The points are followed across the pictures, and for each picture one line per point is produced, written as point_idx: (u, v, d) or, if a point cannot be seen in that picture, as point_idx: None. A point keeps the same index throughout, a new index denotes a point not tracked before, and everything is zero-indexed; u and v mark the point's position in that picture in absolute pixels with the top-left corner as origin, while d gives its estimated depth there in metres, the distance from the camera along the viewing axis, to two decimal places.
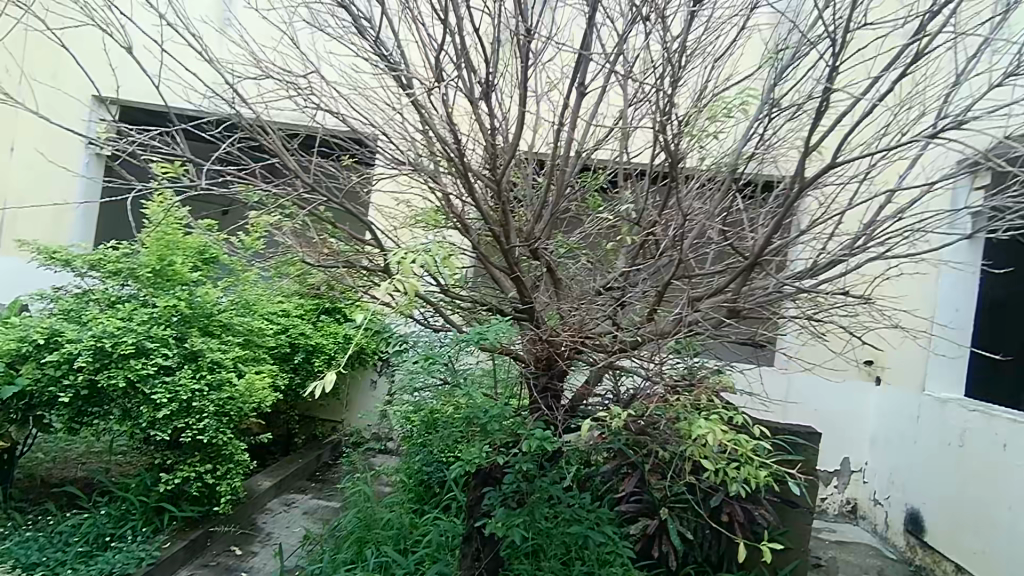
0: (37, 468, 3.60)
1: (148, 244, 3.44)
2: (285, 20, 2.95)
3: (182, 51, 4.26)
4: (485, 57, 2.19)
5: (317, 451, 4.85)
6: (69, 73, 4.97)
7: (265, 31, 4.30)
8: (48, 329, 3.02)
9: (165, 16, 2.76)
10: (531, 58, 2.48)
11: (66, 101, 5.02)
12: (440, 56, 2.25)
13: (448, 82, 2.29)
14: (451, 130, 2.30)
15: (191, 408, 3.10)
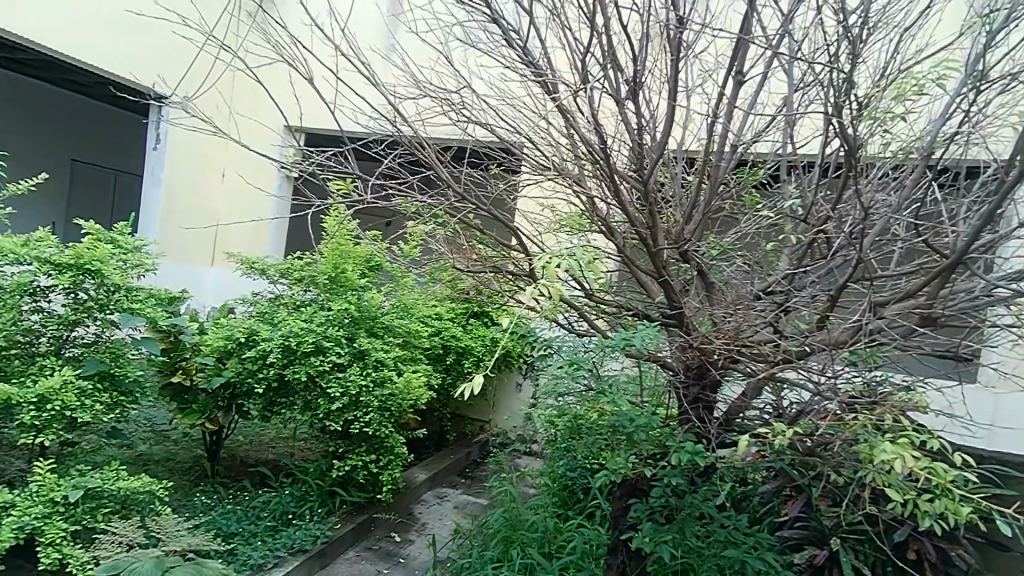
0: (237, 449, 4.19)
1: (326, 254, 3.80)
2: (442, 40, 3.12)
3: (354, 78, 4.73)
4: (634, 55, 2.11)
5: (466, 448, 5.06)
6: (266, 107, 5.79)
7: (423, 53, 4.63)
8: (246, 328, 3.46)
9: (338, 46, 3.03)
10: (681, 51, 2.37)
11: (262, 131, 5.84)
12: (586, 59, 2.21)
13: (594, 83, 2.25)
14: (597, 131, 2.25)
15: (358, 402, 3.43)
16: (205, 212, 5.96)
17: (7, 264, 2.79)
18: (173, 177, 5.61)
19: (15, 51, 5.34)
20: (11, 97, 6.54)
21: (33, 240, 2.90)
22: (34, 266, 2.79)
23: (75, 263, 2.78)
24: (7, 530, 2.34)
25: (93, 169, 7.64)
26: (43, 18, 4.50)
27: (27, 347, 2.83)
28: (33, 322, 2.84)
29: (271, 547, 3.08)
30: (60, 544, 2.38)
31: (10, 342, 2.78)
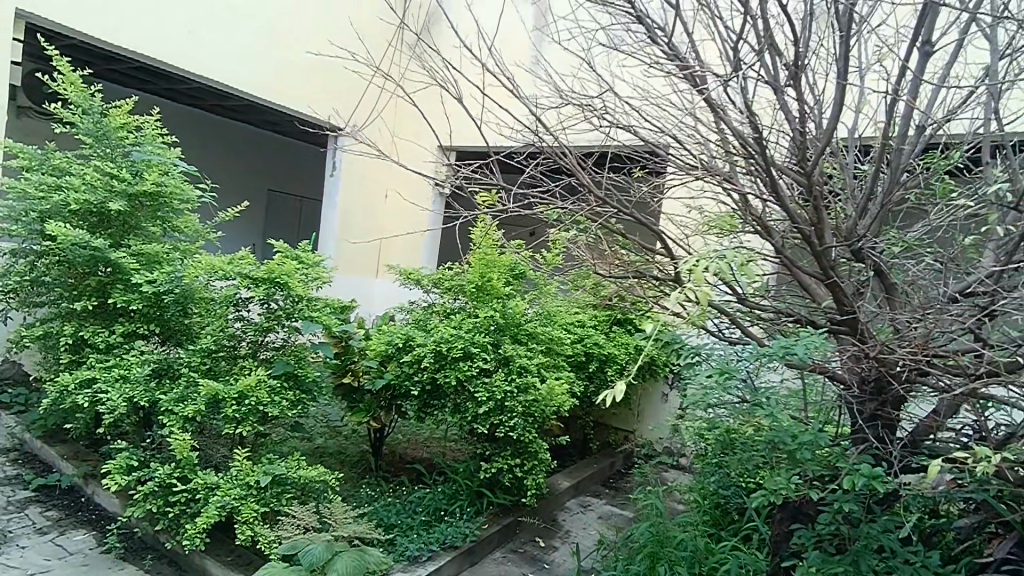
0: (397, 446, 4.53)
1: (473, 264, 3.95)
2: (584, 47, 3.13)
3: (500, 94, 4.92)
4: (796, 36, 1.93)
5: (610, 458, 4.95)
6: (423, 128, 6.23)
7: (565, 62, 4.67)
8: (404, 335, 3.72)
9: (485, 65, 3.17)
10: (853, 26, 2.12)
11: (419, 151, 6.30)
12: (739, 48, 2.07)
13: (749, 73, 2.09)
14: (752, 124, 2.08)
15: (503, 407, 3.53)
16: (373, 230, 6.59)
17: (217, 278, 3.25)
18: (346, 200, 6.27)
19: (224, 100, 6.34)
20: (223, 140, 7.78)
21: (236, 258, 3.39)
22: (237, 280, 3.22)
23: (268, 277, 3.19)
24: (213, 507, 2.75)
25: (285, 197, 8.79)
26: (243, 69, 5.26)
27: (230, 350, 3.29)
28: (236, 328, 3.29)
29: (425, 541, 3.28)
30: (252, 522, 2.75)
31: (219, 345, 3.26)
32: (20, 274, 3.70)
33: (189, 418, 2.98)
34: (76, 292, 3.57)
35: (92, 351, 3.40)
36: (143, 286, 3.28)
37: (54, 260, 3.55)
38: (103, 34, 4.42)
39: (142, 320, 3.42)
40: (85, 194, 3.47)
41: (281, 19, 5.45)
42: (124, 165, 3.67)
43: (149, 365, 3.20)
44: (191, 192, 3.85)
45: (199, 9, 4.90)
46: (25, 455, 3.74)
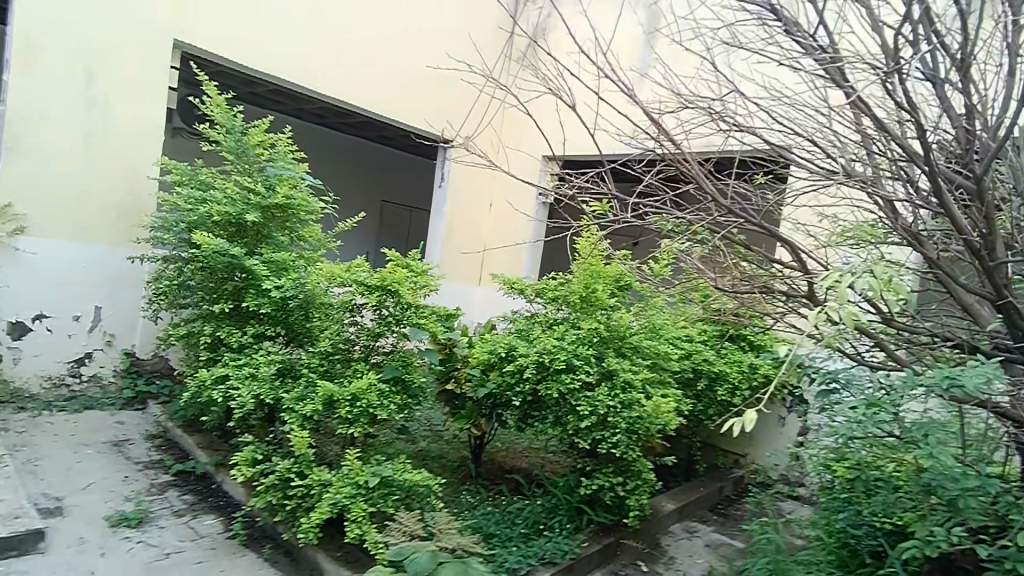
0: (497, 455, 4.53)
1: (580, 274, 3.88)
2: (707, 46, 3.00)
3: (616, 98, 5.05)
4: (970, 28, 1.75)
5: (719, 482, 4.65)
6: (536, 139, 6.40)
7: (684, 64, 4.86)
8: (507, 343, 3.67)
9: (600, 67, 3.11)
10: None
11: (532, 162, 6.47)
12: (900, 41, 1.91)
13: (910, 69, 1.93)
14: (913, 125, 1.92)
15: (606, 422, 3.44)
16: (479, 239, 6.74)
17: (336, 285, 3.47)
18: (453, 209, 6.44)
19: (346, 117, 6.76)
20: (340, 154, 8.26)
21: (353, 265, 3.55)
22: (353, 287, 3.39)
23: (381, 284, 3.31)
24: (326, 504, 2.87)
25: (398, 207, 9.21)
26: (364, 89, 5.57)
27: (345, 353, 3.45)
28: (351, 332, 3.46)
29: (524, 554, 3.23)
30: (361, 522, 2.84)
31: (336, 348, 3.44)
32: (170, 277, 4.12)
33: (308, 416, 3.16)
34: (215, 295, 3.91)
35: (226, 350, 3.71)
36: (272, 291, 3.54)
37: (198, 266, 3.93)
38: (251, 62, 4.88)
39: (270, 322, 3.69)
40: (226, 206, 3.81)
41: (398, 39, 5.73)
42: (260, 180, 4.00)
43: (274, 365, 3.42)
44: (316, 204, 4.12)
45: (322, 32, 5.23)
46: (168, 441, 4.14)
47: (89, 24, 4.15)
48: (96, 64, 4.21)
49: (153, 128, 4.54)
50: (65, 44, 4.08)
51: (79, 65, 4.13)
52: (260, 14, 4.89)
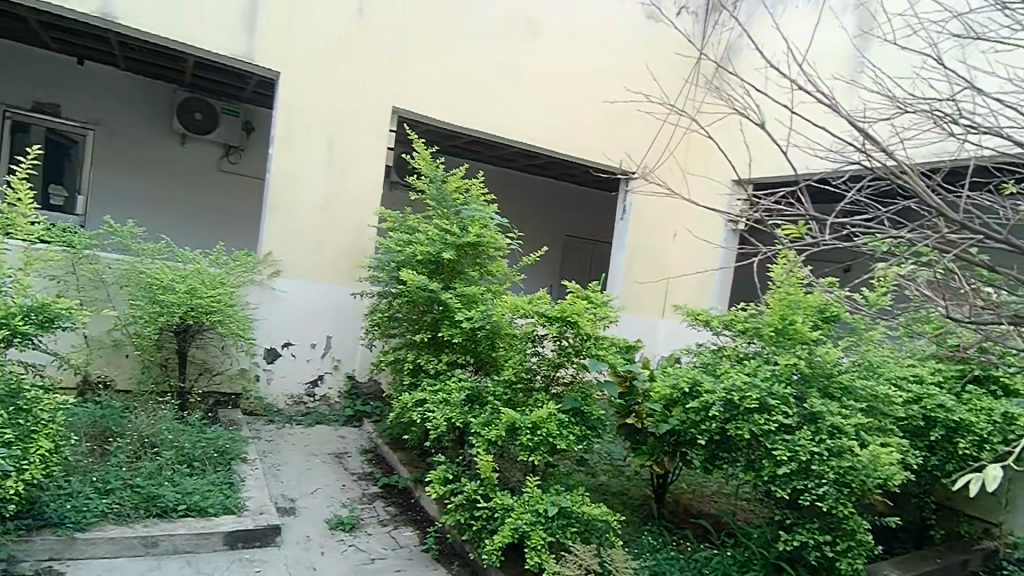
0: (681, 496, 4.27)
1: (772, 304, 3.53)
2: (931, 40, 2.60)
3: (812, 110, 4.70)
4: None
5: (964, 555, 3.83)
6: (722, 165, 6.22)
7: (900, 60, 4.32)
8: (691, 378, 3.48)
9: (794, 79, 2.87)
10: None
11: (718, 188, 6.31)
12: None
13: None
14: None
15: (809, 471, 3.08)
16: (662, 271, 6.58)
17: (519, 316, 3.59)
18: (635, 241, 6.38)
19: (532, 158, 7.13)
20: (527, 192, 8.72)
21: (535, 297, 3.64)
22: (535, 318, 3.48)
23: (561, 316, 3.37)
24: (508, 528, 2.96)
25: (580, 241, 9.39)
26: (549, 131, 5.86)
27: (527, 382, 3.57)
28: (532, 362, 3.56)
29: None
30: (540, 550, 2.89)
31: (519, 377, 3.57)
32: (382, 310, 4.69)
33: (492, 441, 3.32)
34: (417, 325, 4.36)
35: (425, 375, 4.08)
36: (463, 323, 3.82)
37: (404, 300, 4.42)
38: (452, 117, 5.42)
39: (462, 351, 3.99)
40: (428, 246, 4.25)
41: (582, 81, 5.95)
42: (455, 222, 4.40)
43: (464, 392, 3.67)
44: (503, 241, 4.39)
45: (514, 83, 5.64)
46: (377, 456, 4.65)
47: (330, 100, 4.96)
48: (333, 134, 5.01)
49: (376, 183, 5.26)
50: (313, 120, 4.92)
51: (322, 135, 4.96)
52: (464, 76, 5.42)
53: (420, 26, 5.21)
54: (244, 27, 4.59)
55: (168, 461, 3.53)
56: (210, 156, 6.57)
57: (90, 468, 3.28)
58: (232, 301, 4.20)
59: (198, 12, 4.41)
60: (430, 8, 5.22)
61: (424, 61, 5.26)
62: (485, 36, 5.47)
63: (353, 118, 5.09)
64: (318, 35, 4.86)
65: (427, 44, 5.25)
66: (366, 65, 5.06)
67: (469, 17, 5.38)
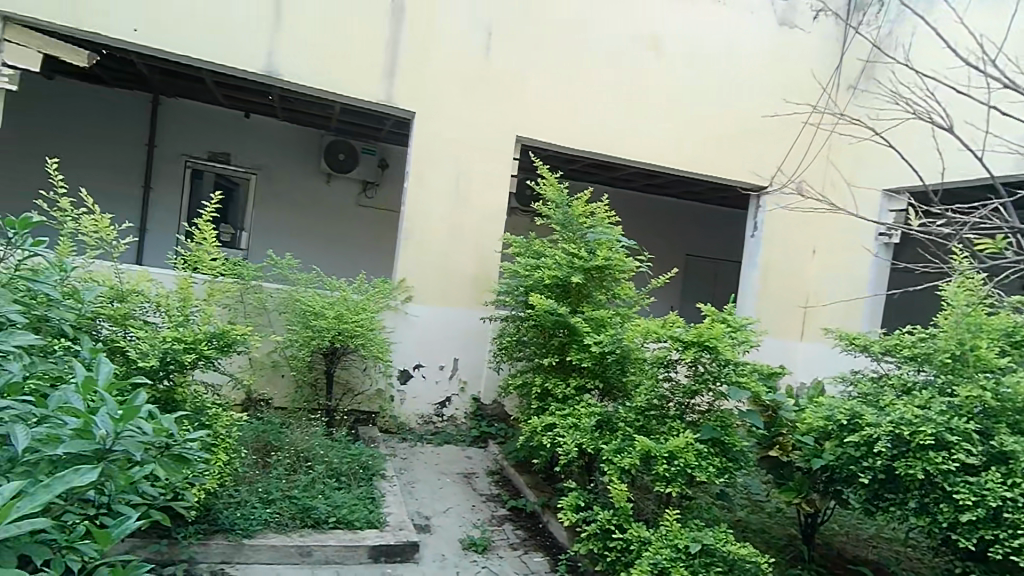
0: (834, 538, 3.86)
1: (946, 328, 3.15)
2: None
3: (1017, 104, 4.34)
4: None
5: None
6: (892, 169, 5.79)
7: None
8: (848, 409, 3.17)
9: None
10: None
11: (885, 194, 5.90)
12: None
13: None
14: None
15: (1000, 518, 2.69)
16: (801, 290, 6.13)
17: (650, 340, 3.44)
18: (768, 258, 6.00)
19: (653, 177, 6.99)
20: (646, 210, 8.55)
21: (668, 321, 3.52)
22: (669, 343, 3.35)
23: (697, 340, 3.22)
24: (646, 562, 2.84)
25: (704, 259, 9.00)
26: (672, 150, 5.74)
27: (661, 409, 3.43)
28: (665, 389, 3.42)
29: None
30: None
31: (652, 404, 3.44)
32: (510, 334, 4.76)
33: (625, 469, 3.23)
34: (544, 349, 4.39)
35: (553, 399, 4.06)
36: (592, 347, 3.78)
37: (531, 324, 4.48)
38: (574, 143, 5.49)
39: (590, 376, 3.96)
40: (555, 270, 4.28)
41: (708, 97, 5.78)
42: (582, 245, 4.41)
43: (594, 417, 3.60)
44: (631, 263, 4.32)
45: (637, 104, 5.60)
46: (504, 478, 4.70)
47: (459, 134, 5.21)
48: (462, 165, 5.25)
49: (501, 211, 5.42)
50: (443, 154, 5.19)
51: (451, 167, 5.21)
52: (587, 101, 5.48)
53: (545, 57, 5.35)
54: (384, 72, 4.96)
55: (320, 475, 3.81)
56: (350, 192, 7.15)
57: (255, 479, 3.61)
58: (373, 326, 4.50)
59: (345, 62, 4.84)
60: (554, 39, 5.35)
61: (548, 91, 5.39)
62: (608, 61, 5.49)
63: (481, 150, 5.30)
64: (449, 74, 5.14)
65: (551, 74, 5.37)
66: (493, 98, 5.27)
67: (592, 44, 5.43)
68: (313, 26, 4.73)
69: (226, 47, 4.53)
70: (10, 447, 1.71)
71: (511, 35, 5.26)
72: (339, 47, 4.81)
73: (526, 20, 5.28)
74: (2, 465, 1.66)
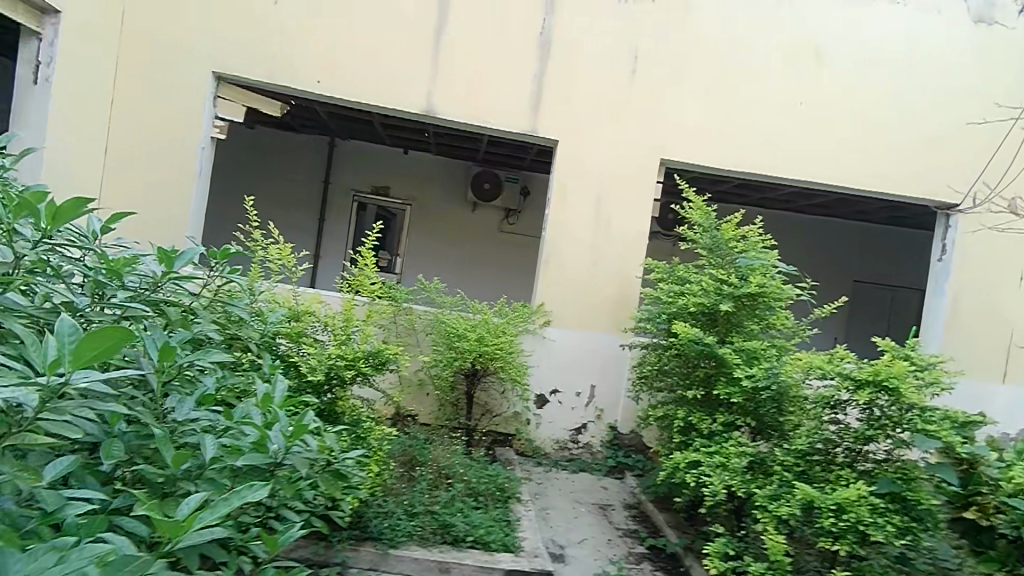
0: None
1: None
2: None
3: None
4: None
5: None
6: None
7: None
8: None
9: None
10: None
11: None
12: None
13: None
14: None
15: None
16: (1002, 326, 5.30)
17: (815, 376, 3.14)
18: (959, 290, 5.19)
19: (812, 196, 6.42)
20: (803, 232, 7.88)
21: (835, 355, 3.18)
22: (836, 381, 3.00)
23: (873, 379, 2.82)
24: None
25: (874, 286, 8.02)
26: (835, 166, 5.23)
27: (826, 456, 3.07)
28: (831, 432, 3.07)
29: None
30: None
31: (814, 449, 3.09)
32: (651, 363, 4.54)
33: (783, 518, 2.90)
34: (688, 380, 4.14)
35: (697, 435, 3.77)
36: (743, 381, 3.48)
37: (674, 352, 4.27)
38: (722, 162, 5.22)
39: (740, 411, 3.66)
40: (701, 297, 4.04)
41: (881, 107, 5.20)
42: (733, 271, 4.14)
43: (745, 457, 3.31)
44: (789, 291, 3.98)
45: (796, 119, 5.19)
46: (641, 513, 4.49)
47: (601, 158, 5.19)
48: (603, 191, 5.21)
49: (642, 235, 5.28)
50: (584, 180, 5.19)
51: (591, 194, 5.20)
52: (740, 118, 5.19)
53: (695, 77, 5.17)
54: (529, 103, 5.10)
55: (459, 493, 3.91)
56: (494, 220, 7.45)
57: (401, 491, 3.79)
58: (513, 348, 4.62)
59: (491, 97, 5.05)
60: (704, 58, 5.16)
61: (697, 109, 5.19)
62: (764, 76, 5.17)
63: (623, 175, 5.22)
64: (590, 99, 5.15)
65: (699, 92, 5.18)
66: (637, 122, 5.19)
67: (746, 60, 5.16)
68: (466, 63, 5.01)
69: (388, 90, 4.95)
70: (196, 454, 1.73)
71: (658, 56, 5.16)
72: (488, 82, 5.05)
73: (674, 40, 5.16)
74: (191, 470, 1.68)
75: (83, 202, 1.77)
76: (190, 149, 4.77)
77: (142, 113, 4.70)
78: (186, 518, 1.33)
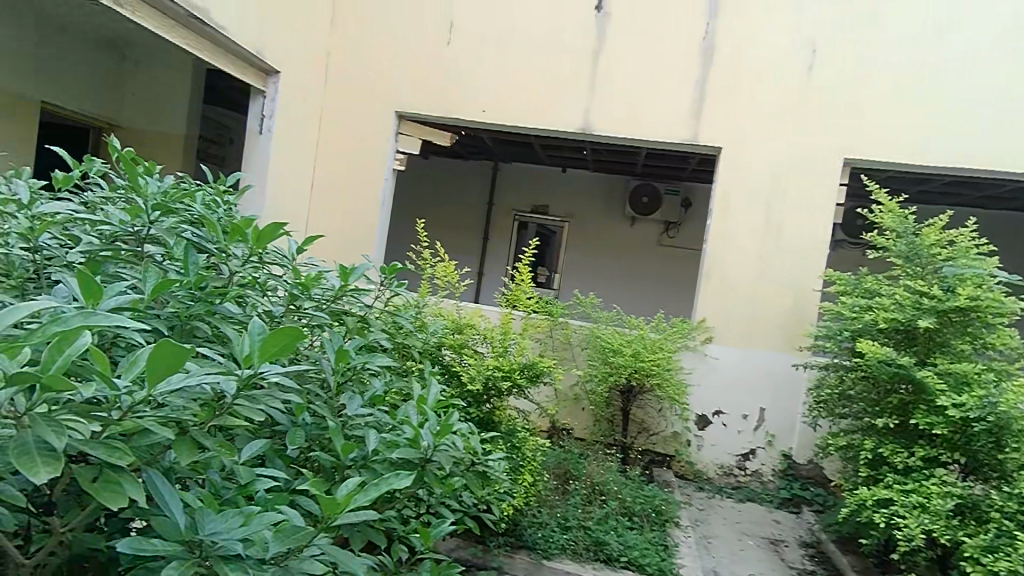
0: None
1: None
2: None
3: None
4: None
5: None
6: None
7: None
8: None
9: None
10: None
11: None
12: None
13: None
14: None
15: None
16: None
17: None
18: None
19: None
20: None
21: None
22: None
23: None
24: None
25: None
26: None
27: None
28: None
29: None
30: None
31: None
32: (831, 386, 4.05)
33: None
34: (878, 408, 3.63)
35: (889, 470, 3.28)
36: (950, 410, 2.97)
37: (860, 375, 3.78)
38: (921, 158, 4.60)
39: (945, 445, 3.13)
40: (893, 312, 3.54)
41: None
42: (935, 282, 3.59)
43: (952, 500, 2.83)
44: (1013, 304, 3.35)
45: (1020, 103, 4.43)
46: (820, 554, 4.01)
47: (772, 163, 4.83)
48: (775, 199, 4.83)
49: (822, 244, 4.77)
50: (752, 188, 4.87)
51: (760, 204, 4.85)
52: (944, 107, 4.54)
53: (887, 66, 4.63)
54: (691, 112, 4.92)
55: (614, 511, 3.85)
56: (653, 234, 7.29)
57: (555, 504, 3.83)
58: (670, 365, 4.47)
59: (649, 109, 4.98)
60: (899, 44, 4.61)
61: (888, 102, 4.63)
62: (977, 57, 4.49)
63: (797, 180, 4.80)
64: (759, 102, 4.84)
65: (890, 82, 4.63)
66: (816, 120, 4.76)
67: (954, 41, 4.53)
68: (622, 78, 5.00)
69: (548, 112, 5.11)
70: (361, 446, 1.91)
71: (842, 49, 4.71)
72: (647, 94, 4.97)
73: (860, 28, 4.68)
74: (358, 458, 1.87)
75: (278, 226, 2.09)
76: (376, 181, 5.38)
77: (339, 154, 5.42)
78: (343, 497, 1.44)
